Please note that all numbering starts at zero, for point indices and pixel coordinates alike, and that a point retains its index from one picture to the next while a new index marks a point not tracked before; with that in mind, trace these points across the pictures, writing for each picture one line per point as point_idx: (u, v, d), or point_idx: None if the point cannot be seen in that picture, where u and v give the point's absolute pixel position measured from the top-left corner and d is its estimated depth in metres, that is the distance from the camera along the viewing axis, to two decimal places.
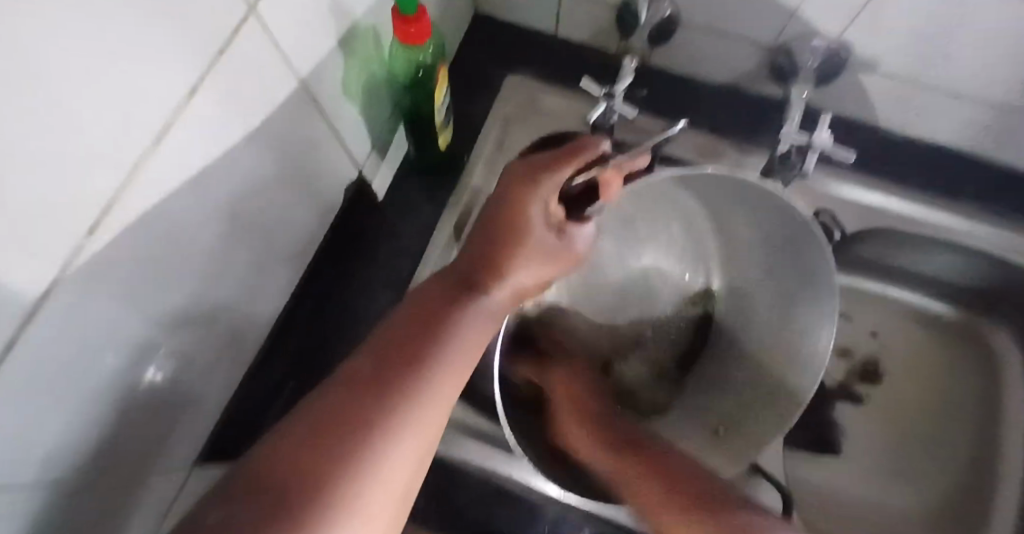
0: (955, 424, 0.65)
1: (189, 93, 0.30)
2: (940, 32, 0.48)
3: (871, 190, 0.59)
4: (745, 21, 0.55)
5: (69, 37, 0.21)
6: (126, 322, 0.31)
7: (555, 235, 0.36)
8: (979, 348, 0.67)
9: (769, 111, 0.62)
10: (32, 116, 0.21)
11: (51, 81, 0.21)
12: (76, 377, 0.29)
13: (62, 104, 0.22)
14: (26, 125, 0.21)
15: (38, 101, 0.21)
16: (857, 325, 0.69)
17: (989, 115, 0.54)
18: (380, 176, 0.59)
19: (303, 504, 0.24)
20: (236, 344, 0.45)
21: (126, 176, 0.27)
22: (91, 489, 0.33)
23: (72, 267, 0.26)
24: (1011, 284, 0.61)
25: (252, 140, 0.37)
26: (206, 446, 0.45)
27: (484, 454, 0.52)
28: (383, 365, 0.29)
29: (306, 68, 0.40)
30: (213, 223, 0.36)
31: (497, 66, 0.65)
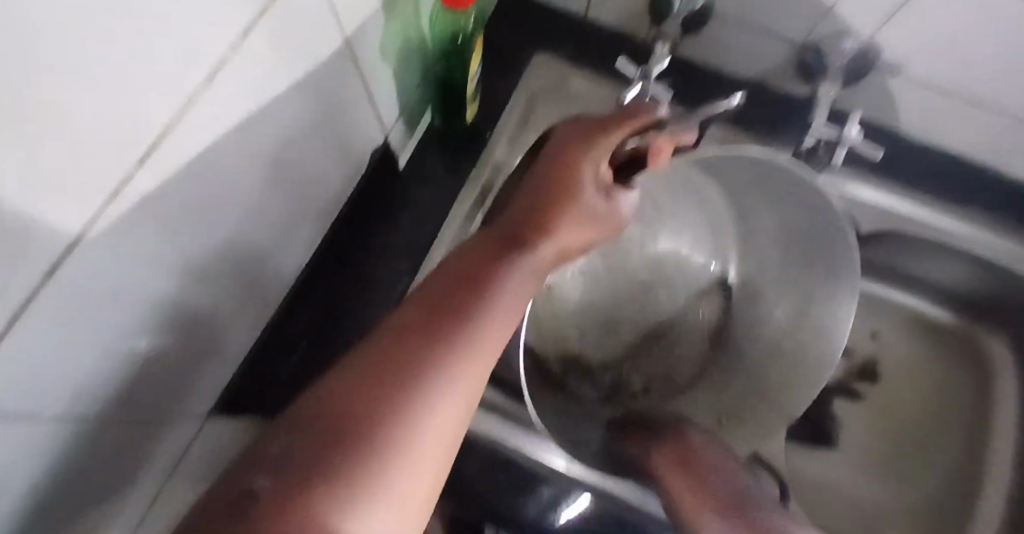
0: (949, 429, 0.66)
1: (244, 32, 0.30)
2: (963, 40, 0.49)
3: (886, 194, 0.60)
4: (775, 16, 0.55)
5: None
6: (157, 265, 0.31)
7: (602, 199, 0.38)
8: (975, 356, 0.68)
9: (791, 109, 0.63)
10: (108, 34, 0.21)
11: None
12: (108, 312, 0.29)
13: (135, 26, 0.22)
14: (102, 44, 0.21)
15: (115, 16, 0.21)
16: (859, 326, 0.70)
17: (1007, 128, 0.55)
18: (404, 146, 0.59)
19: (356, 441, 0.25)
20: (252, 295, 0.44)
21: (180, 108, 0.27)
22: (113, 426, 0.33)
23: (120, 197, 0.26)
24: (1009, 294, 0.63)
25: (295, 93, 0.37)
26: (226, 397, 0.46)
27: (493, 428, 0.52)
28: (430, 318, 0.31)
29: (350, 25, 0.40)
30: (251, 171, 0.37)
31: (525, 44, 0.66)
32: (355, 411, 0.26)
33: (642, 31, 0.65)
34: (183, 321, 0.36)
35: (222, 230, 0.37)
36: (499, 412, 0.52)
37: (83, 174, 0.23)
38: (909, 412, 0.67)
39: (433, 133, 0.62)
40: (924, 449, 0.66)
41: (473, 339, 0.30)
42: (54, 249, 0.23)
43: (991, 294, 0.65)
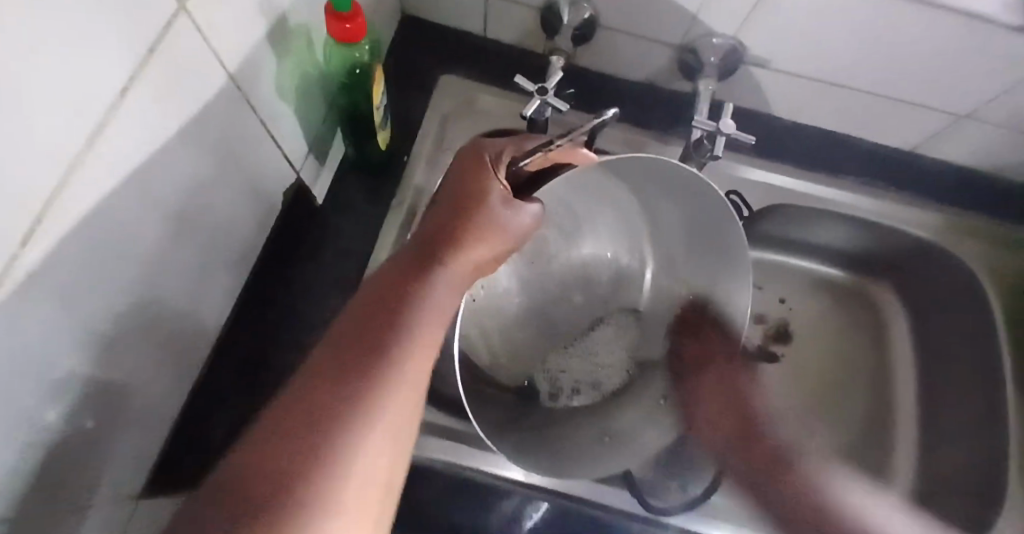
0: (859, 375, 0.74)
1: (124, 91, 0.29)
2: (814, 29, 0.55)
3: (768, 172, 0.67)
4: (653, 22, 0.60)
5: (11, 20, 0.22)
6: (56, 341, 0.29)
7: (508, 208, 0.39)
8: (868, 304, 0.77)
9: (681, 105, 0.68)
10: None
11: None
12: (6, 401, 0.27)
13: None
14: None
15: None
16: (768, 293, 0.77)
17: (866, 102, 0.62)
18: (319, 178, 0.58)
19: (282, 492, 0.26)
20: (175, 358, 0.43)
21: (59, 179, 0.26)
22: (26, 523, 0.31)
23: (8, 278, 0.24)
24: (887, 247, 0.71)
25: (188, 141, 0.37)
26: (153, 470, 0.43)
27: (447, 449, 0.53)
28: (348, 351, 0.31)
29: (236, 65, 0.39)
30: (154, 227, 0.36)
31: (428, 68, 0.68)
32: (274, 474, 0.27)
33: (538, 46, 0.67)
34: (96, 400, 0.34)
35: (132, 296, 0.35)
36: (452, 429, 0.54)
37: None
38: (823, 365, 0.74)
39: (347, 164, 0.62)
40: (844, 396, 0.72)
41: (392, 378, 0.31)
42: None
43: (875, 250, 0.73)
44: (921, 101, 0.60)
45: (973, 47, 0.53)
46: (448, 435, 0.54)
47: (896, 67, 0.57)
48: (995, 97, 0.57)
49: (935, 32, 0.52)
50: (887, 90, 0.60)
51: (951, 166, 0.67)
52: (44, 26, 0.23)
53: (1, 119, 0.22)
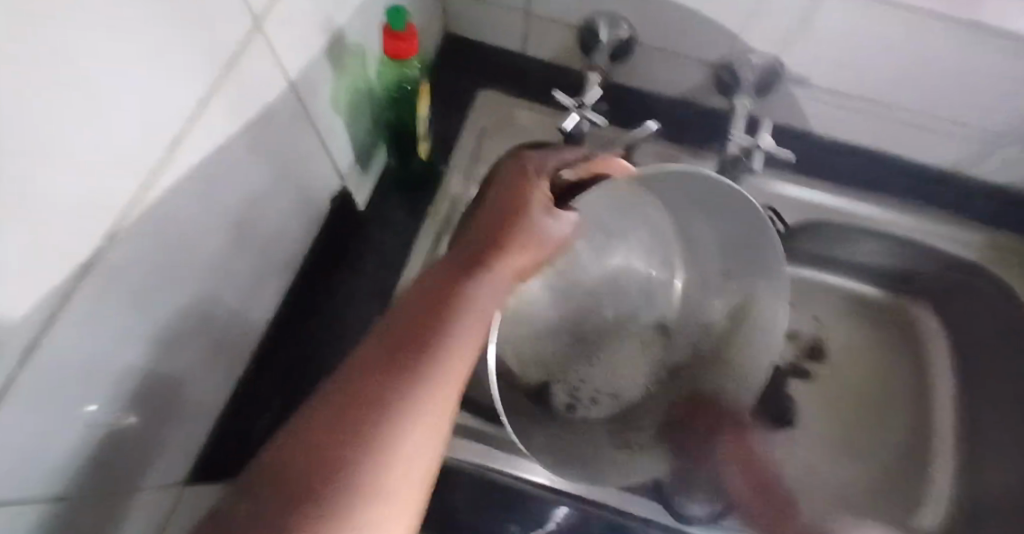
0: (896, 399, 0.72)
1: (201, 103, 0.32)
2: (853, 47, 0.55)
3: (802, 188, 0.67)
4: (691, 40, 0.61)
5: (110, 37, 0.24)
6: (127, 328, 0.32)
7: (549, 219, 0.41)
8: (909, 325, 0.75)
9: (717, 122, 0.69)
10: (58, 130, 0.23)
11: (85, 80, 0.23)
12: (83, 381, 0.29)
13: (83, 111, 0.24)
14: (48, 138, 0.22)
15: (54, 110, 0.22)
16: (802, 311, 0.76)
17: (905, 121, 0.62)
18: (362, 187, 0.61)
19: (331, 482, 0.28)
20: (225, 354, 0.45)
21: (142, 182, 0.29)
22: (92, 498, 0.33)
23: (91, 270, 0.27)
24: (928, 268, 0.70)
25: (251, 150, 0.39)
26: (198, 460, 0.45)
27: (478, 453, 0.53)
28: (396, 350, 0.33)
29: (297, 77, 0.42)
30: (217, 228, 0.38)
31: (469, 84, 0.70)
32: (322, 460, 0.28)
33: (575, 63, 0.69)
34: (154, 390, 0.36)
35: (190, 292, 0.37)
36: (482, 432, 0.54)
37: (46, 262, 0.24)
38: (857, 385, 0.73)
39: (389, 174, 0.64)
40: (877, 418, 0.71)
41: (436, 378, 0.32)
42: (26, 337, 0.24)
43: (914, 271, 0.71)
44: (963, 121, 0.60)
45: (1017, 68, 0.52)
46: (479, 438, 0.54)
47: (936, 87, 0.57)
48: None
49: (979, 54, 0.52)
50: (927, 109, 0.60)
51: (997, 188, 0.66)
52: (134, 46, 0.26)
53: (98, 126, 0.25)
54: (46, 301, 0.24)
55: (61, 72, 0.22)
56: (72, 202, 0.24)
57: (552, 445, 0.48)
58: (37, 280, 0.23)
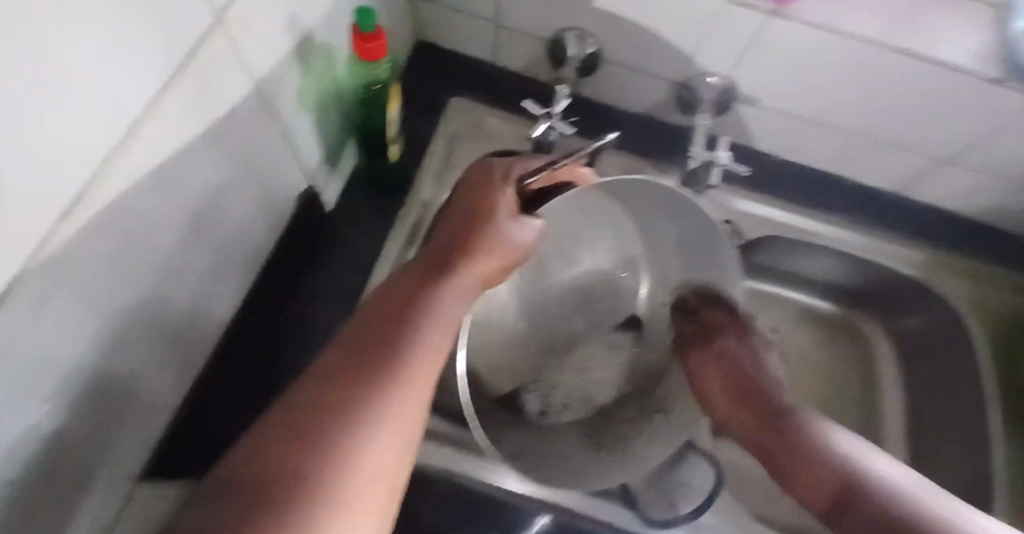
0: (847, 408, 0.75)
1: (160, 90, 0.31)
2: (803, 72, 0.59)
3: (760, 203, 0.71)
4: (653, 57, 0.63)
5: (68, 15, 0.24)
6: (80, 317, 0.30)
7: (516, 224, 0.42)
8: (856, 335, 0.79)
9: (679, 137, 0.72)
10: (12, 106, 0.22)
11: (42, 57, 0.23)
12: (30, 372, 0.28)
13: (71, 111, 0.25)
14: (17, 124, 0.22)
15: (12, 86, 0.22)
16: (759, 323, 0.79)
17: (850, 142, 0.66)
18: (330, 188, 0.60)
19: (296, 484, 0.26)
20: (179, 353, 0.43)
21: (98, 166, 0.28)
22: (31, 498, 0.31)
23: (42, 255, 0.26)
24: (872, 281, 0.74)
25: (212, 142, 0.38)
26: (150, 461, 0.43)
27: (442, 457, 0.52)
28: (362, 353, 0.33)
29: (263, 72, 0.41)
30: (176, 220, 0.37)
31: (438, 91, 0.71)
32: (285, 460, 0.27)
33: (544, 75, 0.71)
34: (101, 387, 0.35)
35: (146, 285, 0.36)
36: (447, 439, 0.53)
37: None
38: (813, 393, 0.76)
39: (357, 176, 0.64)
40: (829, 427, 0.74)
41: (403, 379, 0.32)
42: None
43: (860, 284, 0.76)
44: (903, 143, 0.64)
45: (949, 96, 0.57)
46: (443, 444, 0.53)
47: (878, 111, 0.61)
48: (972, 143, 0.61)
49: (915, 81, 0.56)
50: (870, 131, 0.64)
51: (934, 207, 0.71)
52: (94, 26, 0.25)
53: (51, 106, 0.24)
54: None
55: (18, 48, 0.21)
56: (24, 181, 0.23)
57: (519, 449, 0.49)
58: None
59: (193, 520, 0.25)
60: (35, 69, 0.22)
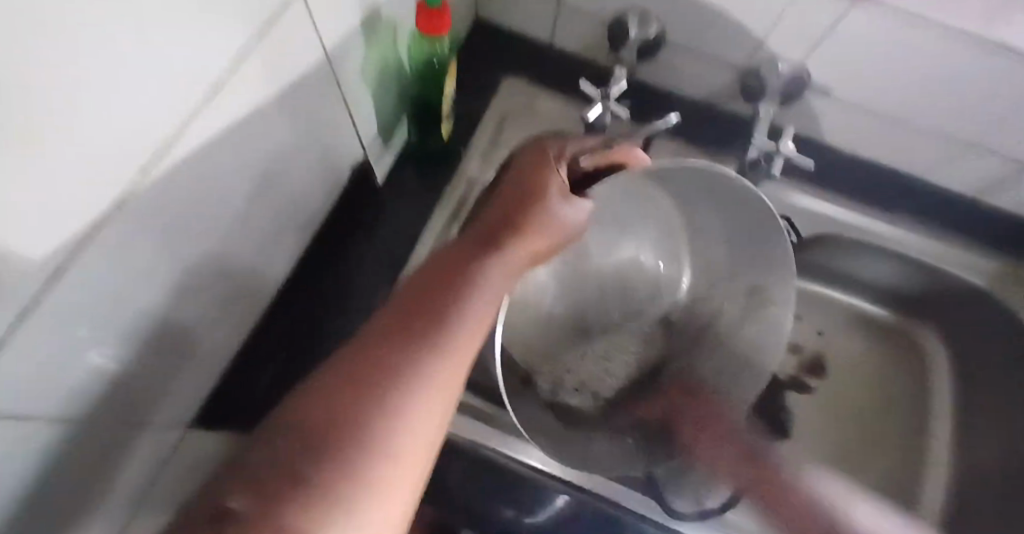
0: (894, 420, 0.72)
1: (240, 56, 0.33)
2: (881, 63, 0.55)
3: (815, 200, 0.67)
4: (720, 42, 0.61)
5: None
6: (152, 262, 0.33)
7: (567, 204, 0.42)
8: (912, 345, 0.75)
9: (739, 127, 0.69)
10: (109, 63, 0.24)
11: (138, 19, 0.24)
12: (108, 309, 0.30)
13: (96, 77, 0.23)
14: (91, 94, 0.23)
15: (110, 44, 0.23)
16: (806, 325, 0.76)
17: (926, 141, 0.62)
18: (382, 158, 0.62)
19: (340, 438, 0.29)
20: (238, 307, 0.46)
21: (179, 124, 0.30)
22: (102, 422, 0.34)
23: (125, 201, 0.28)
24: (936, 291, 0.70)
25: (283, 109, 0.40)
26: (204, 405, 0.46)
27: (472, 428, 0.54)
28: (409, 321, 0.34)
29: (333, 45, 0.43)
30: (244, 180, 0.39)
31: (496, 69, 0.71)
32: (332, 416, 0.29)
33: (602, 57, 0.70)
34: (167, 332, 0.37)
35: (211, 241, 0.38)
36: (479, 411, 0.55)
37: (86, 186, 0.25)
38: (859, 402, 0.72)
39: (409, 149, 0.65)
40: (876, 438, 0.70)
41: (445, 348, 0.33)
42: (58, 258, 0.25)
43: (923, 293, 0.72)
44: (987, 146, 0.59)
45: None
46: (475, 415, 0.55)
47: (963, 110, 0.57)
48: None
49: (1009, 77, 0.52)
50: (950, 131, 0.60)
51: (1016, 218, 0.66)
52: None
53: (143, 66, 0.26)
54: (81, 227, 0.26)
55: (116, 8, 0.23)
56: (114, 133, 0.25)
57: (552, 432, 0.49)
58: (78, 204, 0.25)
59: (249, 459, 0.28)
60: (59, 35, 0.20)
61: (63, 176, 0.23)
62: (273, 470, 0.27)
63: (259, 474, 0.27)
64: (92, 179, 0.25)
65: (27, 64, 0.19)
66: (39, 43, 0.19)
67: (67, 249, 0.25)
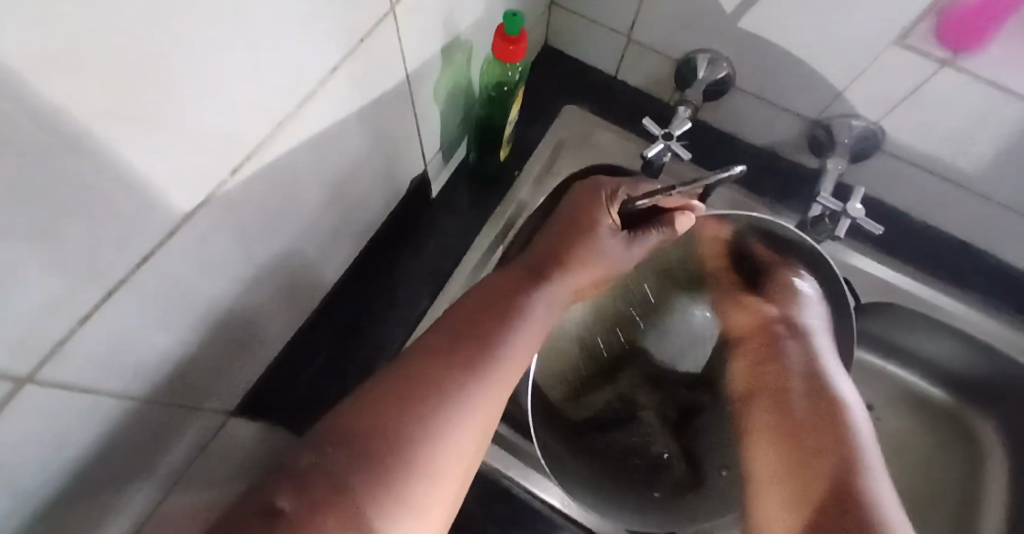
0: (941, 508, 0.67)
1: (333, 70, 0.34)
2: (966, 132, 0.53)
3: (878, 264, 0.65)
4: (794, 94, 0.60)
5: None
6: (222, 262, 0.34)
7: (620, 243, 0.42)
8: (967, 430, 0.71)
9: (802, 180, 0.67)
10: (222, 69, 0.25)
11: (256, 30, 0.26)
12: (177, 304, 0.31)
13: (207, 80, 0.24)
14: (194, 100, 0.24)
15: (227, 51, 0.25)
16: (855, 396, 0.73)
17: (1006, 217, 0.59)
18: (438, 177, 0.63)
19: (384, 455, 0.29)
20: (288, 307, 0.47)
21: (271, 130, 0.31)
22: (153, 408, 0.35)
23: (212, 201, 0.29)
24: (1001, 376, 0.66)
25: (359, 124, 0.41)
26: (244, 400, 0.48)
27: (497, 456, 0.53)
28: (456, 343, 0.34)
29: (414, 64, 0.44)
30: (314, 190, 0.40)
31: (561, 97, 0.71)
32: (376, 431, 0.29)
33: (668, 96, 0.69)
34: (225, 327, 0.38)
35: (278, 243, 0.39)
36: (508, 440, 0.54)
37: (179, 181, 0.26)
38: (903, 486, 0.69)
39: (466, 167, 0.66)
40: (919, 524, 0.67)
41: (489, 374, 0.33)
42: (139, 251, 0.26)
43: (985, 375, 0.67)
44: None
45: None
46: (503, 445, 0.54)
47: None
48: None
49: None
50: None
51: None
52: (304, 6, 0.28)
53: (250, 73, 0.27)
54: (167, 222, 0.27)
55: (237, 19, 0.24)
56: (212, 134, 0.27)
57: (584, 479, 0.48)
58: (167, 194, 0.26)
59: (296, 465, 0.28)
60: (180, 38, 0.21)
61: (155, 168, 0.24)
62: (318, 478, 0.28)
63: (298, 484, 0.27)
64: (180, 174, 0.26)
65: (137, 67, 0.20)
66: (152, 44, 0.20)
67: (149, 244, 0.26)
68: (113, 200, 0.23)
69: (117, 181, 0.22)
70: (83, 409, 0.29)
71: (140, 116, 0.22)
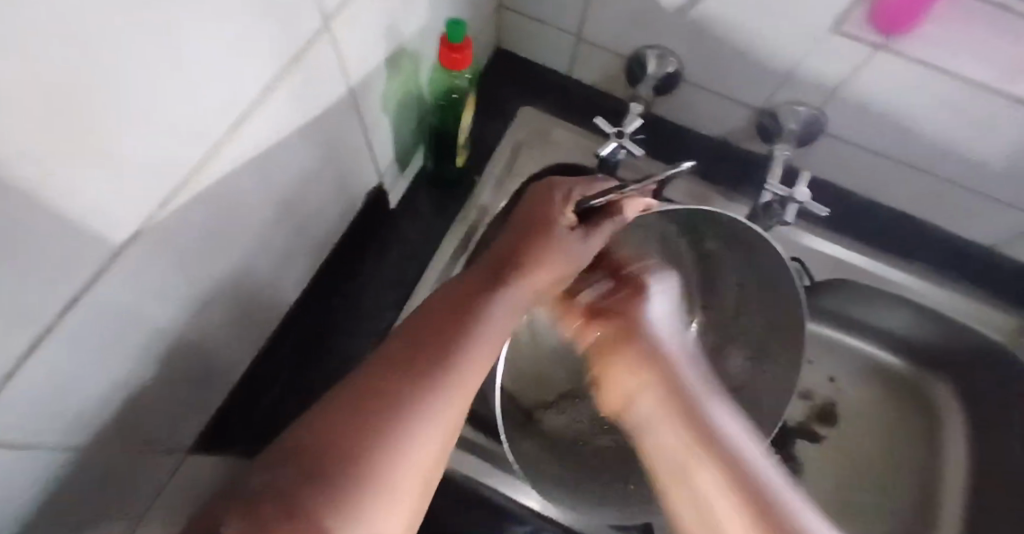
0: (902, 471, 0.71)
1: (269, 89, 0.34)
2: (900, 113, 0.55)
3: (828, 242, 0.68)
4: (739, 84, 0.61)
5: (209, 22, 0.26)
6: (167, 289, 0.33)
7: (577, 239, 0.43)
8: (923, 395, 0.74)
9: (755, 166, 0.69)
10: (145, 101, 0.24)
11: (179, 60, 0.25)
12: (121, 336, 0.31)
13: (129, 114, 0.24)
14: (116, 135, 0.24)
15: (150, 83, 0.24)
16: (817, 369, 0.75)
17: (944, 191, 0.61)
18: (397, 186, 0.62)
19: (338, 469, 0.29)
20: (247, 328, 0.46)
21: (204, 157, 0.31)
22: (106, 440, 0.35)
23: (148, 231, 0.29)
24: (953, 342, 0.69)
25: (304, 139, 0.41)
26: (208, 423, 0.48)
27: (470, 459, 0.54)
28: (414, 352, 0.34)
29: (357, 76, 0.43)
30: (261, 209, 0.40)
31: (514, 98, 0.71)
32: (330, 445, 0.29)
33: (619, 92, 0.70)
34: (179, 353, 0.38)
35: (229, 263, 0.39)
36: (480, 443, 0.54)
37: (108, 217, 0.26)
38: (867, 452, 0.71)
39: (424, 174, 0.66)
40: (882, 488, 0.70)
41: (447, 382, 0.33)
42: (73, 288, 0.26)
43: (936, 343, 0.70)
44: (1006, 201, 0.59)
45: None
46: (476, 447, 0.54)
47: (985, 162, 0.56)
48: None
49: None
50: (967, 183, 0.59)
51: None
52: (230, 29, 0.28)
53: (177, 103, 0.26)
54: (100, 256, 0.26)
55: (159, 50, 0.24)
56: (140, 167, 0.26)
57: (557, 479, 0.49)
58: (97, 230, 0.25)
59: (251, 484, 0.28)
60: (95, 76, 0.21)
61: (80, 207, 0.24)
62: (271, 495, 0.27)
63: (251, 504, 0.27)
64: (110, 210, 0.25)
65: (52, 109, 0.20)
66: (67, 85, 0.20)
67: (85, 276, 0.26)
68: (41, 242, 0.22)
69: (48, 219, 0.22)
70: (31, 449, 0.29)
71: (67, 149, 0.21)
